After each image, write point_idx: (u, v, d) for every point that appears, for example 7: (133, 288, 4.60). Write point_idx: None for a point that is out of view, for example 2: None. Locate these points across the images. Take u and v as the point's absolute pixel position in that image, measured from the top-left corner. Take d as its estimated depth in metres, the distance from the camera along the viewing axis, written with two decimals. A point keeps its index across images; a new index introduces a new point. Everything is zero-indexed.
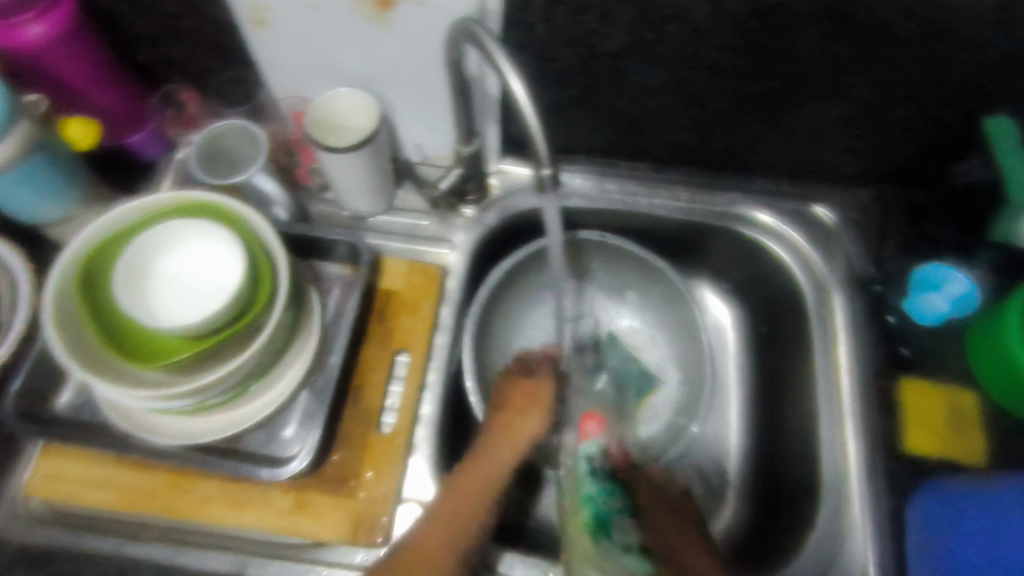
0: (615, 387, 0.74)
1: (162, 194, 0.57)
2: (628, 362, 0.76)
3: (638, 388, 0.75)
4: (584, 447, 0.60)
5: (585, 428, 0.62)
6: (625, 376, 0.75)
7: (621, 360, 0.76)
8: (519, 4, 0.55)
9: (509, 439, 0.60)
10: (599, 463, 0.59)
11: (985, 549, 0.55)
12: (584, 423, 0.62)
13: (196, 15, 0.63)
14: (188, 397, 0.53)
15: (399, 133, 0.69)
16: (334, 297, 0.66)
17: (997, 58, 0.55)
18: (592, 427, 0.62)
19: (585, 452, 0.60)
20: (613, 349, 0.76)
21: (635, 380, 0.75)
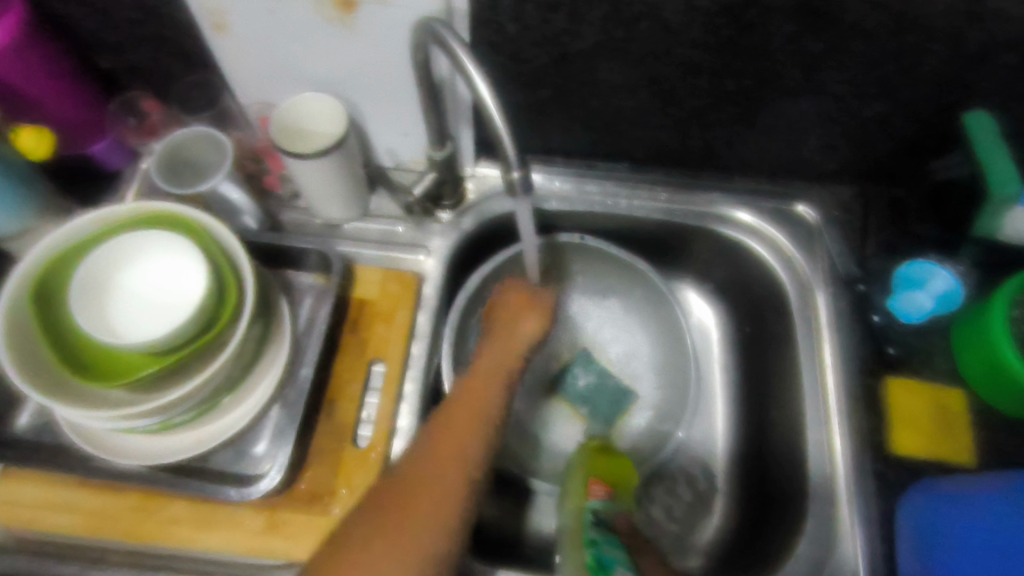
0: (588, 404, 0.74)
1: (119, 206, 0.55)
2: (604, 379, 0.74)
3: (616, 403, 0.73)
4: (590, 504, 0.57)
5: (593, 486, 0.59)
6: (601, 392, 0.74)
7: (597, 378, 0.75)
8: (487, 2, 0.54)
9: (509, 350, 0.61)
10: (604, 516, 0.57)
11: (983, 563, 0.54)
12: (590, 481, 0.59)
13: (155, 19, 0.61)
14: (152, 416, 0.51)
15: (371, 138, 0.67)
16: (307, 306, 0.64)
17: (972, 51, 0.54)
18: (598, 487, 0.59)
19: (591, 508, 0.57)
20: (586, 365, 0.75)
21: (610, 395, 0.74)
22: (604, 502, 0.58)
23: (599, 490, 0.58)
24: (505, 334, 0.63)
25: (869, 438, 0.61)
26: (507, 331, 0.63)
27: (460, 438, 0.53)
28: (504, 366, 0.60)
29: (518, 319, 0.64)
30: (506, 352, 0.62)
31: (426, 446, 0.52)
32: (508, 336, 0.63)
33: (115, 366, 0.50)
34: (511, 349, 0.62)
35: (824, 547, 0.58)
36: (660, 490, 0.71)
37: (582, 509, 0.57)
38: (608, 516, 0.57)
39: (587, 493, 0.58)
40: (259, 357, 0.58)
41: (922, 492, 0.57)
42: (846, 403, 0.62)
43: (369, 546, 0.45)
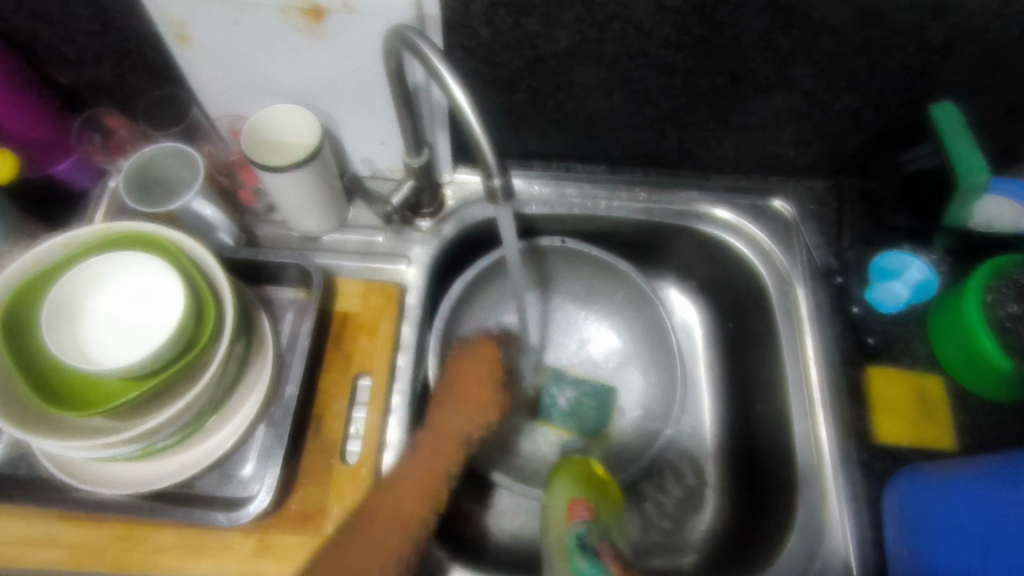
0: (573, 418, 0.73)
1: (88, 228, 0.53)
2: (581, 392, 0.74)
3: (600, 409, 0.73)
4: (574, 527, 0.56)
5: (574, 509, 0.57)
6: (580, 407, 0.73)
7: (574, 394, 0.74)
8: (459, 7, 0.53)
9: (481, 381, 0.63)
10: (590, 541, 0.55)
11: (967, 547, 0.54)
12: (573, 504, 0.58)
13: (118, 34, 0.59)
14: (135, 443, 0.50)
15: (348, 148, 0.67)
16: (288, 322, 0.63)
17: (935, 44, 0.55)
18: (581, 508, 0.57)
19: (575, 533, 0.55)
20: (562, 380, 0.74)
21: (592, 402, 0.73)
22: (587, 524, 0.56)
23: (582, 511, 0.57)
24: (466, 389, 0.61)
25: (854, 427, 0.62)
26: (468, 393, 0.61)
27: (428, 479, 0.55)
28: (468, 417, 0.60)
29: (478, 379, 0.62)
30: (471, 409, 0.61)
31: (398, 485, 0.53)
32: (469, 397, 0.61)
33: (93, 393, 0.48)
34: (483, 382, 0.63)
35: (815, 538, 0.59)
36: (650, 488, 0.72)
37: (567, 533, 0.56)
38: (594, 541, 0.55)
39: (569, 516, 0.57)
40: (242, 377, 0.57)
41: (907, 479, 0.59)
42: (829, 393, 0.63)
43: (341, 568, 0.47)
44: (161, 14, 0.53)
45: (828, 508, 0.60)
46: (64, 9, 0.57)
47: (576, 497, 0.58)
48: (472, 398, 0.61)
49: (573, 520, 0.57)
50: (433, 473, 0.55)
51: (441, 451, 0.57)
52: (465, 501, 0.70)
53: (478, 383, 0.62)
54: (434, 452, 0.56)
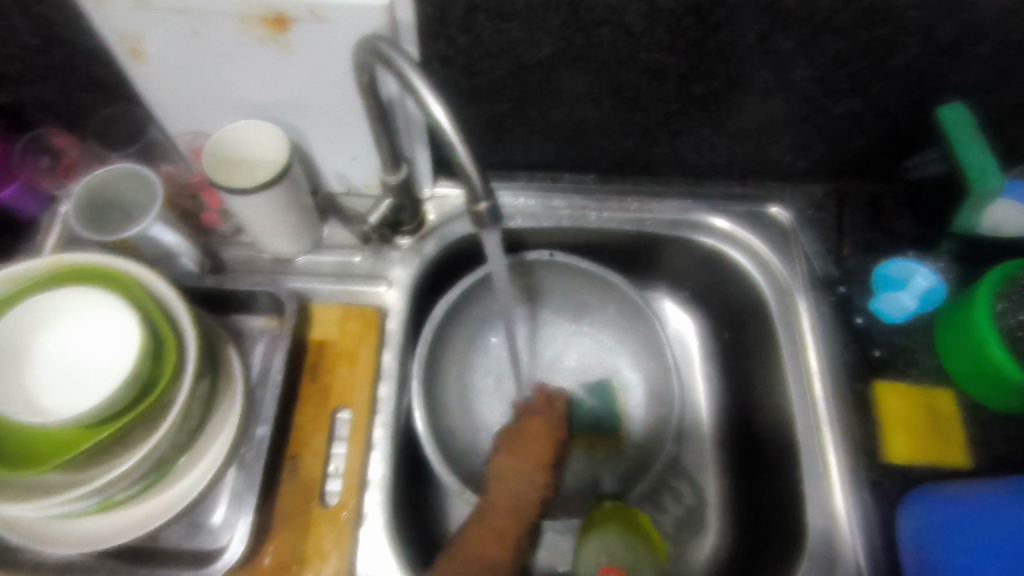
0: (593, 458, 0.69)
1: (32, 261, 0.48)
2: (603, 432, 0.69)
3: (613, 442, 0.69)
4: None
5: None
6: (600, 448, 0.69)
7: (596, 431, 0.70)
8: (435, 14, 0.49)
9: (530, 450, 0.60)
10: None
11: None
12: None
13: (63, 48, 0.54)
14: (89, 498, 0.45)
15: (319, 164, 0.62)
16: (259, 353, 0.59)
17: (941, 45, 0.52)
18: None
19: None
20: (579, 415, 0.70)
21: (608, 442, 0.69)
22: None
23: None
24: (531, 440, 0.61)
25: (863, 445, 0.59)
26: (532, 444, 0.60)
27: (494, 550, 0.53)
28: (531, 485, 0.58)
29: (540, 427, 0.62)
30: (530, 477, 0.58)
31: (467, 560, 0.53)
32: (529, 459, 0.59)
33: (38, 447, 0.44)
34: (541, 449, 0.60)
35: (827, 566, 0.56)
36: (649, 510, 0.69)
37: None
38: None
39: None
40: (210, 417, 0.52)
41: (920, 501, 0.55)
42: (835, 409, 0.60)
43: None
44: (110, 27, 0.49)
45: (840, 534, 0.57)
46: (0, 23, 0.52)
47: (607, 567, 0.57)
48: (536, 448, 0.60)
49: None
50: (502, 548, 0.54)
51: (509, 507, 0.56)
52: None
53: (539, 432, 0.61)
54: (503, 511, 0.56)
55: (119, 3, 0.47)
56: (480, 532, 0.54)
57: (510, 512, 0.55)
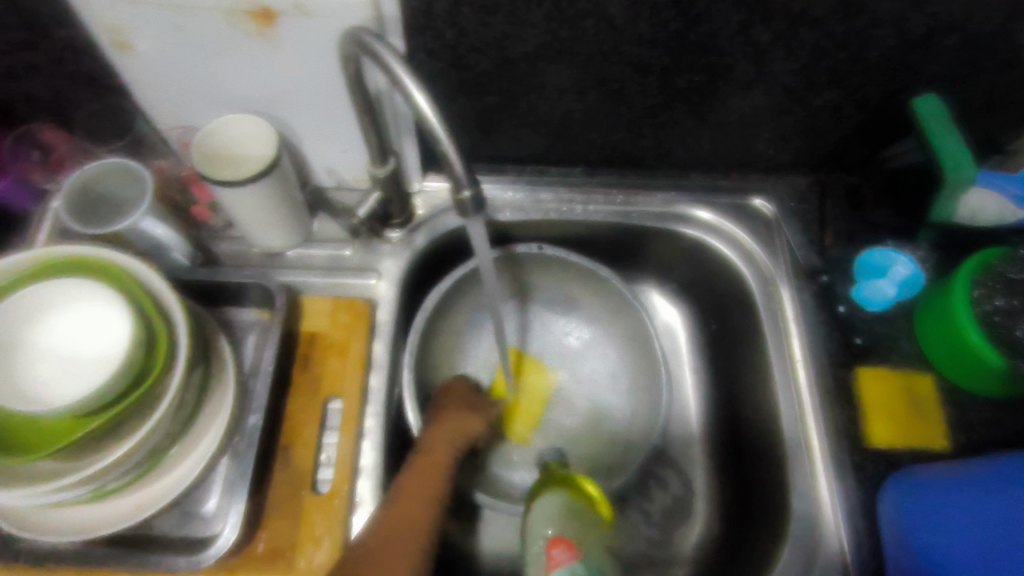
0: (577, 456, 0.69)
1: (21, 253, 0.49)
2: (585, 430, 0.70)
3: (598, 437, 0.70)
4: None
5: (551, 556, 0.51)
6: (582, 447, 0.70)
7: (578, 427, 0.70)
8: (420, 7, 0.50)
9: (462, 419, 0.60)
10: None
11: (978, 551, 0.53)
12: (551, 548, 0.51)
13: (51, 43, 0.55)
14: (83, 486, 0.46)
15: (309, 158, 0.63)
16: (251, 345, 0.60)
17: (914, 36, 0.53)
18: (558, 552, 0.51)
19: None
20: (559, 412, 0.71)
21: (588, 446, 0.70)
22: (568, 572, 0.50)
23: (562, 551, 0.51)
24: (455, 424, 0.59)
25: (845, 430, 0.60)
26: (451, 425, 0.59)
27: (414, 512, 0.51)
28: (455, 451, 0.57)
29: (461, 412, 0.61)
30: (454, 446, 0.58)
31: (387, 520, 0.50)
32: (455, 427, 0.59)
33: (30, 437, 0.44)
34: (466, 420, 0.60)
35: (810, 549, 0.57)
36: (635, 499, 0.69)
37: None
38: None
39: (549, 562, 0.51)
40: (202, 407, 0.53)
41: (901, 483, 0.56)
42: (818, 396, 0.62)
43: None
44: (97, 20, 0.49)
45: (823, 516, 0.58)
46: None
47: (552, 539, 0.52)
48: (456, 428, 0.59)
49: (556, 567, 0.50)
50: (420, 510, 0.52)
51: (428, 484, 0.53)
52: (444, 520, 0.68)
53: (459, 416, 0.60)
54: (420, 488, 0.53)
55: None
56: (401, 509, 0.51)
57: (429, 490, 0.53)
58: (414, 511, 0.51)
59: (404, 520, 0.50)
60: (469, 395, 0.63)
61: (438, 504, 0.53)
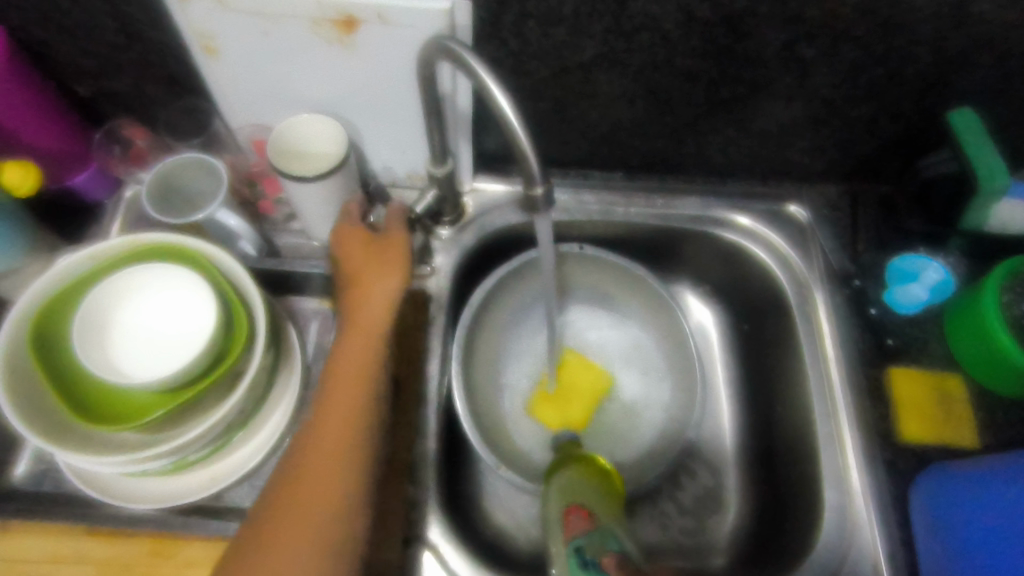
0: (611, 448, 0.72)
1: (113, 239, 0.52)
2: (619, 424, 0.73)
3: (628, 430, 0.72)
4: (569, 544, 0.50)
5: (567, 522, 0.53)
6: (614, 439, 0.72)
7: (613, 420, 0.73)
8: (489, 18, 0.54)
9: (365, 290, 0.57)
10: (592, 554, 0.49)
11: (1013, 541, 0.56)
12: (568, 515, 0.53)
13: (141, 45, 0.59)
14: (168, 457, 0.49)
15: (370, 159, 0.67)
16: (314, 330, 0.65)
17: (952, 54, 0.56)
18: (574, 519, 0.53)
19: (571, 548, 0.50)
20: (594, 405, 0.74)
21: (619, 437, 0.72)
22: (584, 535, 0.51)
23: (577, 523, 0.52)
24: (359, 304, 0.57)
25: (877, 427, 0.63)
26: (366, 292, 0.57)
27: (335, 449, 0.48)
28: (375, 325, 0.55)
29: (366, 266, 0.58)
30: (366, 325, 0.55)
31: (303, 465, 0.47)
32: (363, 308, 0.56)
33: (125, 409, 0.48)
34: (370, 300, 0.57)
35: (844, 538, 0.59)
36: (667, 488, 0.72)
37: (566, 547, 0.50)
38: (595, 551, 0.49)
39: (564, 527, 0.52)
40: (271, 390, 0.56)
41: (934, 476, 0.60)
42: (850, 394, 0.64)
43: (281, 543, 0.44)
44: (190, 25, 0.53)
45: (854, 507, 0.60)
46: (89, 22, 0.56)
47: (565, 509, 0.54)
48: (365, 309, 0.56)
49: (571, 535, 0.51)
50: (342, 439, 0.49)
51: (349, 405, 0.51)
52: (485, 505, 0.70)
53: (368, 275, 0.58)
54: (337, 421, 0.50)
55: (200, 4, 0.51)
56: (335, 416, 0.50)
57: (355, 385, 0.52)
58: (349, 415, 0.50)
59: (342, 426, 0.49)
60: (362, 241, 0.60)
61: (371, 396, 0.52)
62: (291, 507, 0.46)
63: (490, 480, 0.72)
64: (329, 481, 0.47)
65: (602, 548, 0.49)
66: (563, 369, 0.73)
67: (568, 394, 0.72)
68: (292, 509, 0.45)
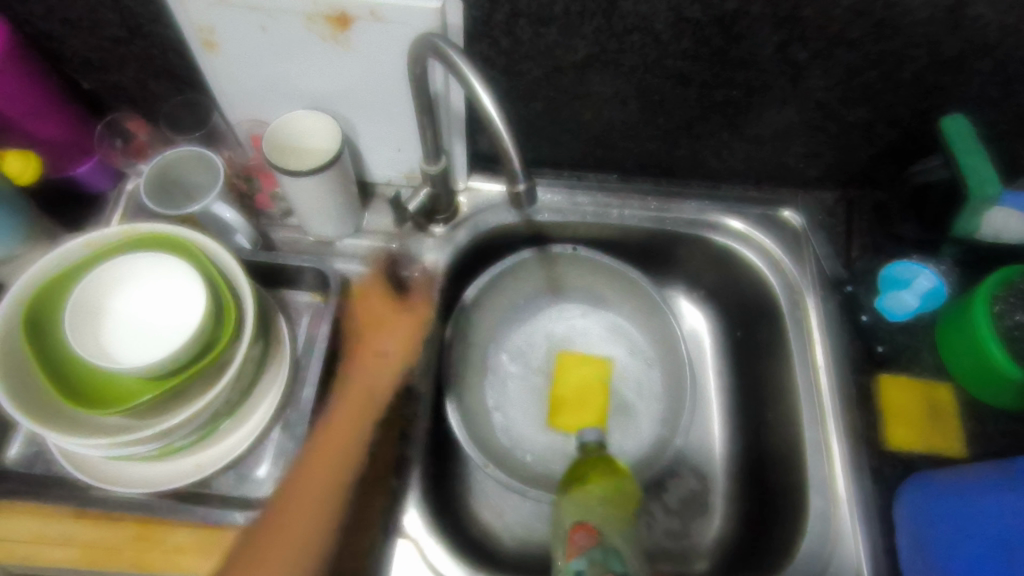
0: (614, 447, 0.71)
1: (110, 228, 0.53)
2: (620, 430, 0.72)
3: (625, 430, 0.72)
4: (571, 563, 0.52)
5: (572, 540, 0.53)
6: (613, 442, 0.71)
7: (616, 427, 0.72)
8: (481, 17, 0.54)
9: (376, 325, 0.63)
10: None
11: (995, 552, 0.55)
12: (573, 531, 0.53)
13: (143, 38, 0.60)
14: (153, 441, 0.50)
15: (366, 156, 0.68)
16: (304, 324, 0.65)
17: (946, 58, 0.56)
18: (580, 535, 0.53)
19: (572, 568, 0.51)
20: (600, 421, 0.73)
21: (616, 441, 0.71)
22: (586, 556, 0.52)
23: (582, 539, 0.52)
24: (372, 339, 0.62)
25: (864, 435, 0.62)
26: (368, 369, 0.61)
27: (318, 485, 0.52)
28: (383, 359, 0.61)
29: (374, 331, 0.62)
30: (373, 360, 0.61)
31: (284, 501, 0.51)
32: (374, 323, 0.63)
33: (114, 394, 0.49)
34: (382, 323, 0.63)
35: (826, 545, 0.59)
36: (653, 491, 0.71)
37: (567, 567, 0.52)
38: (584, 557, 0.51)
39: (569, 546, 0.53)
40: (258, 382, 0.57)
41: (917, 485, 0.59)
42: (837, 399, 0.64)
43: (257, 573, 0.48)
44: (189, 20, 0.55)
45: (839, 514, 0.60)
46: (92, 15, 0.58)
47: (575, 523, 0.54)
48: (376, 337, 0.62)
49: (575, 551, 0.52)
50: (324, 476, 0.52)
51: (344, 436, 0.56)
52: (471, 502, 0.70)
53: (376, 339, 0.62)
54: (325, 459, 0.54)
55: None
56: (319, 455, 0.54)
57: (338, 438, 0.56)
58: (332, 456, 0.54)
59: (319, 468, 0.53)
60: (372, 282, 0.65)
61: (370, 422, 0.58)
62: (267, 535, 0.50)
63: (478, 478, 0.72)
64: (302, 519, 0.50)
65: (603, 571, 0.51)
66: (562, 373, 0.73)
67: (580, 399, 0.72)
68: (266, 537, 0.49)
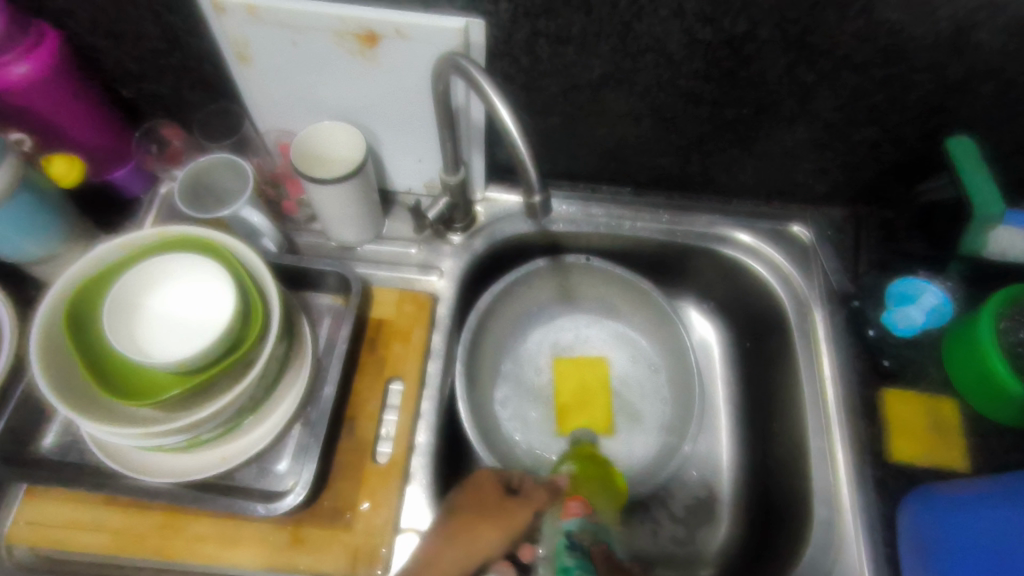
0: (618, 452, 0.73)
1: (143, 231, 0.56)
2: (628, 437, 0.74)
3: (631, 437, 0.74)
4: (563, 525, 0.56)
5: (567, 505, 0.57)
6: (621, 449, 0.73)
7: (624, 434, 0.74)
8: (502, 37, 0.57)
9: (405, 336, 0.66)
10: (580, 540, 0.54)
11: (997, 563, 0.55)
12: (568, 499, 0.57)
13: (182, 50, 0.63)
14: (181, 433, 0.52)
15: (388, 166, 0.71)
16: (325, 325, 0.68)
17: (951, 82, 0.58)
18: (574, 503, 0.57)
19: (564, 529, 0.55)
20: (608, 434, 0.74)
21: (623, 448, 0.73)
22: (580, 520, 0.56)
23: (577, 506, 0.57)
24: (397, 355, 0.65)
25: (868, 447, 0.63)
26: (460, 555, 0.54)
27: None
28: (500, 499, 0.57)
29: (481, 528, 0.55)
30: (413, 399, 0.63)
31: None
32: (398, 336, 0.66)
33: (148, 387, 0.51)
34: (409, 337, 0.66)
35: (828, 554, 0.60)
36: (660, 498, 0.73)
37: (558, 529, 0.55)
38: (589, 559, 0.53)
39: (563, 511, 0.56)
40: (281, 380, 0.60)
41: (920, 496, 0.60)
42: (843, 411, 0.65)
43: None
44: (226, 34, 0.58)
45: (842, 524, 0.61)
46: (135, 29, 0.61)
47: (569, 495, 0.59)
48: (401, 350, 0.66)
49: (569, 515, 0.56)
50: None
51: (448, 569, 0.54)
52: None
53: (484, 532, 0.55)
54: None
55: (236, 16, 0.56)
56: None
57: None
58: None
59: None
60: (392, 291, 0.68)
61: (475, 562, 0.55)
62: None
63: None
64: None
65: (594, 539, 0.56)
66: (562, 380, 0.75)
67: (581, 400, 0.74)
68: None
